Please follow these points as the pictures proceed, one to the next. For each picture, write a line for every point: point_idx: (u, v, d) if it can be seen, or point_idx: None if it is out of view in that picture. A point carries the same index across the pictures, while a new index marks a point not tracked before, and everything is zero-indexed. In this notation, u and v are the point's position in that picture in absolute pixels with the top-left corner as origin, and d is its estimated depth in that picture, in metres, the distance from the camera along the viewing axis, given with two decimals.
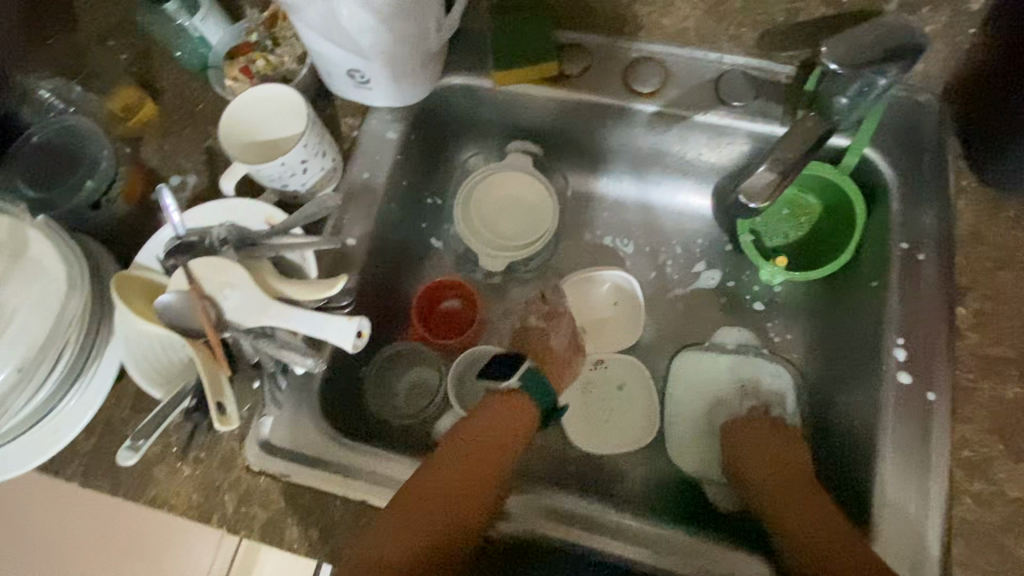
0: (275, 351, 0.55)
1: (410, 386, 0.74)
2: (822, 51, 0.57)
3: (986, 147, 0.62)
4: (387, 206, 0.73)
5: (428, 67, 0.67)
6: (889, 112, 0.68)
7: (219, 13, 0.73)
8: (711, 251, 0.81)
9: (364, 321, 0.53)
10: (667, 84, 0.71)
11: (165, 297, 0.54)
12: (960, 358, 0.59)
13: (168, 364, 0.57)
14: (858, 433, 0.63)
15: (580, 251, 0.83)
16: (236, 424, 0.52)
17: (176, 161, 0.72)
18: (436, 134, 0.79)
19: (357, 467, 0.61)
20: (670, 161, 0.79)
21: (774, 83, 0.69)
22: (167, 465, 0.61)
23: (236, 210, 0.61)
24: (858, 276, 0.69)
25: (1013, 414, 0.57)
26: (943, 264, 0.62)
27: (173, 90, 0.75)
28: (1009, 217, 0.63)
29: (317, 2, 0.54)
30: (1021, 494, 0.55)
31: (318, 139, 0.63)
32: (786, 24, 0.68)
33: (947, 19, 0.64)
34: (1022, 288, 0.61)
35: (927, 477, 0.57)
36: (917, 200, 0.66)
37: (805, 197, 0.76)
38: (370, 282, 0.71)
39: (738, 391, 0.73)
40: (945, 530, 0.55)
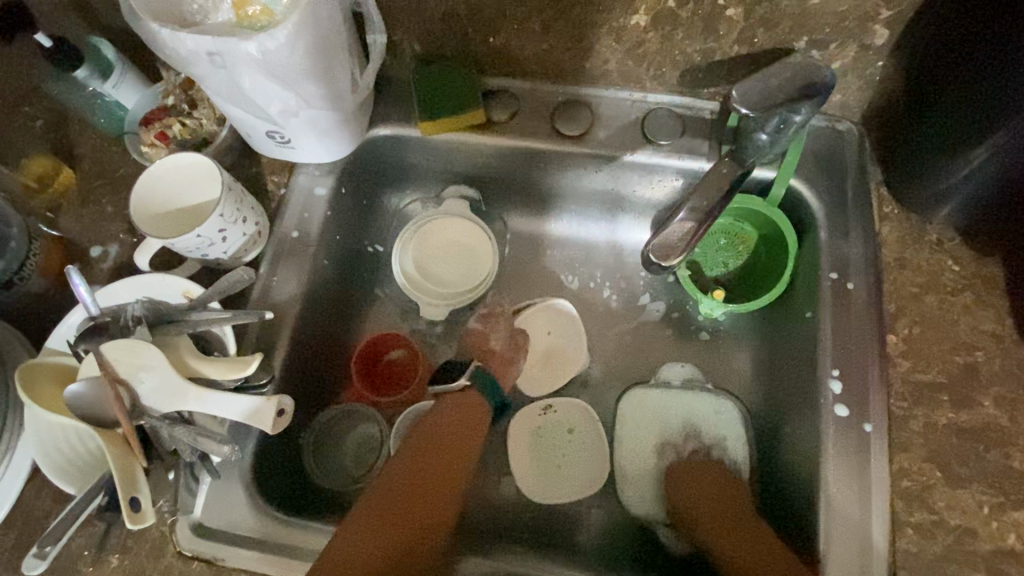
0: (192, 437, 0.53)
1: (355, 446, 0.72)
2: (733, 97, 0.57)
3: (904, 174, 0.64)
4: (320, 262, 0.71)
5: (352, 124, 0.67)
6: (811, 143, 0.69)
7: (136, 74, 0.71)
8: (656, 283, 0.80)
9: (285, 399, 0.52)
10: (595, 126, 0.71)
11: (74, 387, 0.51)
12: (893, 387, 0.60)
13: (81, 456, 0.54)
14: (804, 465, 0.63)
15: (524, 292, 0.81)
16: (152, 519, 0.49)
17: (97, 230, 0.70)
18: (369, 185, 0.77)
19: (298, 546, 0.58)
20: (606, 198, 0.77)
21: (699, 119, 0.71)
22: (92, 557, 0.57)
23: (152, 286, 0.59)
24: (796, 305, 0.69)
25: (948, 440, 0.58)
26: (870, 292, 0.64)
27: (92, 156, 0.72)
28: (931, 242, 0.64)
29: (220, 74, 0.53)
30: (961, 521, 0.55)
31: (237, 206, 0.61)
32: (705, 63, 0.66)
33: (856, 54, 0.62)
34: (947, 312, 0.62)
35: (869, 510, 0.57)
36: (843, 229, 0.67)
37: (740, 228, 0.76)
38: (306, 342, 0.70)
39: (687, 427, 0.73)
40: (891, 563, 0.55)
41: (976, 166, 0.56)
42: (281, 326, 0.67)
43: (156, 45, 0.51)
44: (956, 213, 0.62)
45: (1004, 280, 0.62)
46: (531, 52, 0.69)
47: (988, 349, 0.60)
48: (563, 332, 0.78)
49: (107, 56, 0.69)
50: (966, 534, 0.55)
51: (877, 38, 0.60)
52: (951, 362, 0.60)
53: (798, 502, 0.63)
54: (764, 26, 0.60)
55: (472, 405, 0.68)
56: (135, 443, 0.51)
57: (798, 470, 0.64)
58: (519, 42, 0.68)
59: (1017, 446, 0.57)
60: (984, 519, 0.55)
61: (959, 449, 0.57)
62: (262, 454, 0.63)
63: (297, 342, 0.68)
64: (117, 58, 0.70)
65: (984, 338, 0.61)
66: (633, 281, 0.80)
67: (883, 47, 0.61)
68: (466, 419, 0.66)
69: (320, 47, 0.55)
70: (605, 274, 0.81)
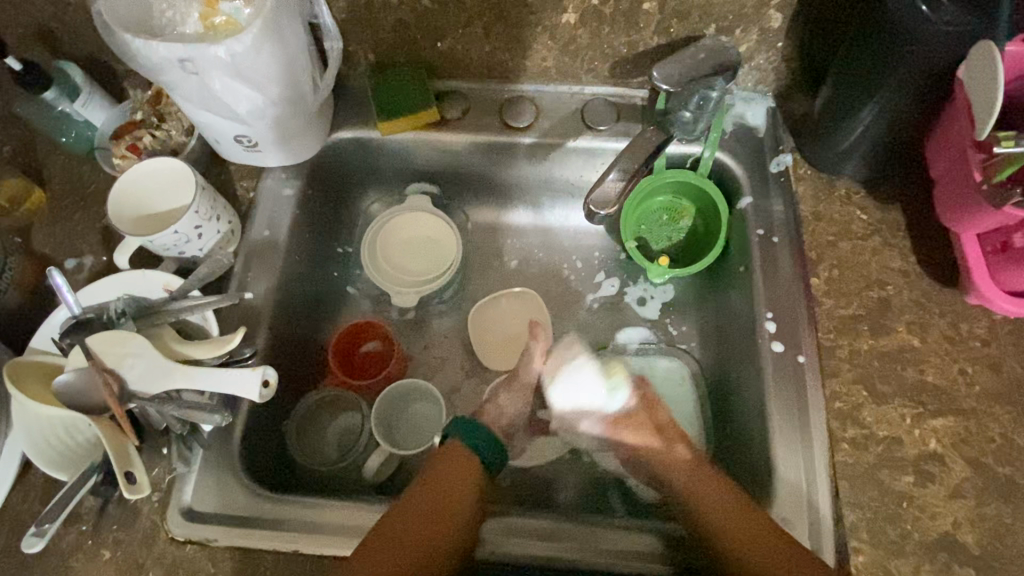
0: (182, 412, 0.56)
1: (338, 435, 0.75)
2: (653, 75, 0.65)
3: (809, 140, 0.72)
4: (292, 259, 0.75)
5: (314, 126, 0.73)
6: (730, 121, 0.77)
7: (102, 95, 0.75)
8: (609, 260, 0.86)
9: (269, 370, 0.57)
10: (539, 118, 0.78)
11: (63, 378, 0.55)
12: (820, 323, 0.67)
13: (72, 446, 0.57)
14: (751, 405, 0.70)
15: (488, 279, 0.86)
16: (147, 488, 0.53)
17: (70, 244, 0.72)
18: (334, 188, 0.81)
19: (293, 519, 0.61)
20: (557, 185, 0.84)
21: (630, 106, 0.78)
22: (84, 551, 0.58)
23: (133, 282, 0.63)
24: (734, 264, 0.76)
25: (871, 363, 0.65)
26: (794, 244, 0.71)
27: (63, 176, 0.75)
28: (842, 195, 0.72)
29: (190, 77, 0.59)
30: (888, 432, 0.62)
31: (210, 204, 0.65)
32: (630, 55, 0.74)
33: (757, 38, 0.71)
34: (861, 254, 0.69)
35: (808, 431, 0.64)
36: (766, 191, 0.75)
37: (680, 203, 0.81)
38: (282, 335, 0.73)
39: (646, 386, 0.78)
40: (832, 475, 0.61)
41: (866, 123, 0.65)
42: (257, 319, 0.70)
43: (131, 54, 0.56)
44: (858, 169, 0.71)
45: (905, 222, 0.70)
46: (475, 54, 0.76)
47: (898, 282, 0.68)
48: (526, 311, 0.82)
49: (74, 79, 0.73)
50: (894, 443, 0.62)
51: (773, 22, 0.69)
52: (868, 296, 0.68)
53: (751, 439, 0.69)
54: (677, 16, 0.69)
55: (448, 467, 0.65)
56: (128, 424, 0.54)
57: (748, 409, 0.70)
58: (464, 45, 0.74)
59: (929, 363, 0.65)
60: (907, 429, 0.62)
61: (881, 371, 0.65)
62: (249, 439, 0.66)
63: (274, 335, 0.72)
64: (84, 80, 0.74)
65: (894, 274, 0.68)
66: (588, 261, 0.86)
67: (780, 29, 0.70)
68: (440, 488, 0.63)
69: (283, 50, 0.61)
70: (562, 257, 0.86)
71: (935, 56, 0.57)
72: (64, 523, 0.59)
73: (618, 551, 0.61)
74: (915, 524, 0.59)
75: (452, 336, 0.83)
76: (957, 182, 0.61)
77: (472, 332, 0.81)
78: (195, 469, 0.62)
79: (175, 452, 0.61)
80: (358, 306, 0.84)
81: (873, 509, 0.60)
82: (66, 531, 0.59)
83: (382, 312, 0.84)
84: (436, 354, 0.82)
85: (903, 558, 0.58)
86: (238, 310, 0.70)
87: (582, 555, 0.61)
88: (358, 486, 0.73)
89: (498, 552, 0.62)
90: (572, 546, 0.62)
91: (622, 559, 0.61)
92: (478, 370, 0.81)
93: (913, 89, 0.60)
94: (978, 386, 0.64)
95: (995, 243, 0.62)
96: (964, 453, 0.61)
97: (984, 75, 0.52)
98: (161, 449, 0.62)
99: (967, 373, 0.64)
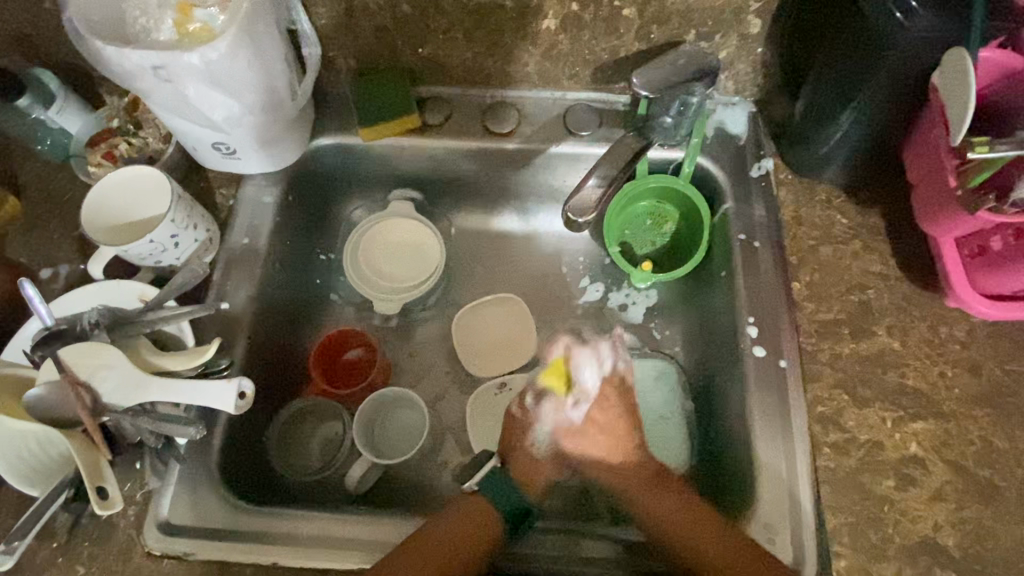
0: (155, 424, 0.55)
1: (320, 444, 0.74)
2: (635, 81, 0.64)
3: (789, 145, 0.73)
4: (272, 266, 0.74)
5: (293, 132, 0.72)
6: (712, 125, 0.78)
7: (77, 102, 0.75)
8: (593, 265, 0.86)
9: (245, 382, 0.56)
10: (521, 124, 0.78)
11: (34, 391, 0.54)
12: (802, 327, 0.67)
13: (47, 461, 0.56)
14: (733, 409, 0.70)
15: (472, 285, 0.86)
16: (118, 504, 0.52)
17: (46, 253, 0.71)
18: (316, 195, 0.81)
19: (272, 531, 0.60)
20: (540, 190, 0.83)
21: (612, 111, 0.78)
22: (58, 568, 0.57)
23: (108, 292, 0.62)
24: (717, 269, 0.76)
25: (852, 366, 0.65)
26: (775, 248, 0.72)
27: (39, 185, 0.74)
28: (822, 200, 0.72)
29: (163, 84, 0.58)
30: (869, 436, 0.62)
31: (186, 213, 0.65)
32: (612, 60, 0.74)
33: (737, 43, 0.71)
34: (841, 258, 0.70)
35: (790, 435, 0.64)
36: (747, 196, 0.75)
37: (663, 208, 0.80)
38: (261, 344, 0.72)
39: None
40: (814, 480, 0.61)
41: (845, 129, 0.65)
42: (237, 328, 0.69)
43: (102, 61, 0.56)
44: (837, 174, 0.71)
45: (884, 226, 0.71)
46: (456, 60, 0.75)
47: (878, 286, 0.68)
48: (510, 318, 0.81)
49: (49, 86, 0.72)
50: (875, 446, 0.62)
51: (752, 27, 0.69)
52: (848, 300, 0.68)
53: (734, 445, 0.69)
54: (657, 22, 0.69)
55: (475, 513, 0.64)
56: (101, 438, 0.54)
57: (731, 415, 0.70)
58: (445, 50, 0.74)
59: (909, 366, 0.65)
60: (888, 432, 0.63)
61: (862, 374, 0.65)
62: (228, 451, 0.65)
63: (254, 343, 0.71)
64: (59, 87, 0.73)
65: (874, 278, 0.69)
66: (573, 266, 0.86)
67: (759, 35, 0.70)
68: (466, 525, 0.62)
69: (260, 57, 0.60)
70: (546, 263, 0.86)
71: (910, 61, 0.57)
72: (36, 539, 0.58)
73: None
74: (897, 528, 0.59)
75: (437, 342, 0.82)
76: (933, 186, 0.62)
77: (456, 339, 0.80)
78: (170, 483, 0.61)
79: (149, 465, 0.61)
80: (341, 313, 0.83)
81: (854, 513, 0.60)
82: (39, 546, 0.58)
83: (365, 320, 0.83)
84: (420, 361, 0.81)
85: (886, 563, 0.58)
86: (216, 319, 0.69)
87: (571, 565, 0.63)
88: (340, 496, 0.72)
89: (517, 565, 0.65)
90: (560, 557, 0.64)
91: None
92: (462, 377, 0.81)
93: (890, 94, 0.61)
94: (958, 388, 0.64)
95: (973, 247, 0.63)
96: (944, 455, 0.62)
97: (957, 80, 0.53)
98: (135, 463, 0.61)
99: (947, 375, 0.64)
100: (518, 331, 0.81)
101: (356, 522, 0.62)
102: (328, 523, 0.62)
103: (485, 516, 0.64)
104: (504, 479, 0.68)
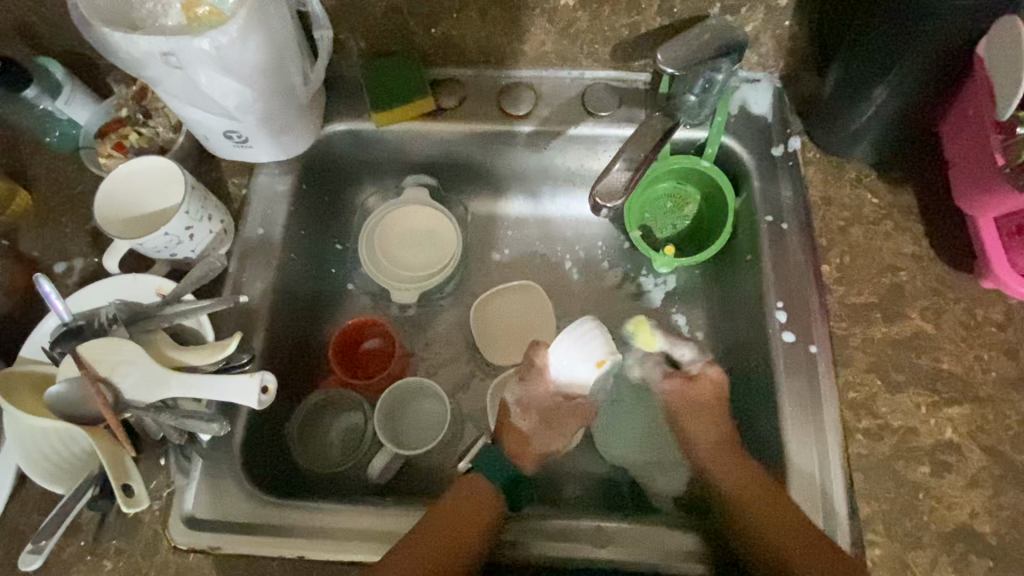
0: (178, 420, 0.55)
1: (341, 436, 0.74)
2: (659, 60, 0.62)
3: (817, 122, 0.70)
4: (288, 256, 0.73)
5: (306, 118, 0.70)
6: (735, 103, 0.75)
7: (84, 92, 0.73)
8: (612, 250, 0.84)
9: (266, 375, 0.55)
10: (538, 105, 0.76)
11: (56, 388, 0.54)
12: (832, 311, 0.65)
13: (68, 459, 0.56)
14: (760, 395, 0.68)
15: (488, 272, 0.84)
16: (145, 500, 0.52)
17: (60, 247, 0.70)
18: (329, 183, 0.79)
19: (299, 524, 0.59)
20: (558, 173, 0.81)
21: (633, 90, 0.76)
22: (85, 563, 0.57)
23: (125, 287, 0.62)
24: (741, 252, 0.74)
25: (884, 351, 0.63)
26: (804, 229, 0.69)
27: (50, 177, 0.73)
28: (852, 178, 0.70)
29: (174, 71, 0.56)
30: (903, 422, 0.61)
31: (200, 203, 0.63)
32: (632, 37, 0.71)
33: (764, 16, 0.68)
34: (873, 239, 0.68)
35: (820, 422, 0.62)
36: (773, 176, 0.72)
37: (684, 189, 0.78)
38: (279, 336, 0.71)
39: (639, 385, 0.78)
40: (846, 467, 0.60)
41: (878, 105, 0.63)
42: (253, 321, 0.68)
43: (110, 48, 0.54)
44: (868, 151, 0.69)
45: (917, 205, 0.68)
46: (472, 40, 0.73)
47: (911, 268, 0.66)
48: (530, 305, 0.80)
49: (54, 74, 0.71)
50: (909, 432, 0.61)
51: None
52: (881, 283, 0.66)
53: (763, 433, 0.67)
54: None
55: (477, 491, 0.65)
56: (123, 435, 0.53)
57: (759, 401, 0.68)
58: (458, 30, 0.72)
59: (943, 350, 0.63)
60: (923, 418, 0.61)
61: (894, 358, 0.63)
62: (250, 443, 0.65)
63: (272, 335, 0.70)
64: (66, 77, 0.71)
65: (906, 259, 0.66)
66: (593, 251, 0.84)
67: (787, 7, 0.67)
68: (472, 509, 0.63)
69: (271, 40, 0.59)
70: (564, 249, 0.84)
71: (953, 31, 0.54)
72: (63, 535, 0.58)
73: (634, 550, 0.61)
74: (932, 515, 0.58)
75: (454, 331, 0.81)
76: (973, 164, 0.59)
77: (476, 330, 0.78)
78: (195, 478, 0.61)
79: (174, 462, 0.61)
80: (357, 303, 0.82)
81: (888, 501, 0.58)
82: (66, 542, 0.57)
83: (382, 310, 0.82)
84: (438, 350, 0.80)
85: (921, 551, 0.57)
86: (233, 312, 0.68)
87: (600, 555, 0.61)
88: (362, 487, 0.71)
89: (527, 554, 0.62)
90: (583, 544, 0.62)
91: (638, 556, 0.60)
92: (482, 366, 0.79)
93: (928, 66, 0.58)
94: (994, 372, 0.62)
95: (1010, 226, 0.61)
96: (980, 441, 0.60)
97: (1006, 53, 0.50)
98: (157, 459, 0.61)
99: (983, 359, 0.63)
100: (535, 319, 0.79)
101: (380, 513, 0.61)
102: (350, 515, 0.61)
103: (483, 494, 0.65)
104: (497, 452, 0.69)
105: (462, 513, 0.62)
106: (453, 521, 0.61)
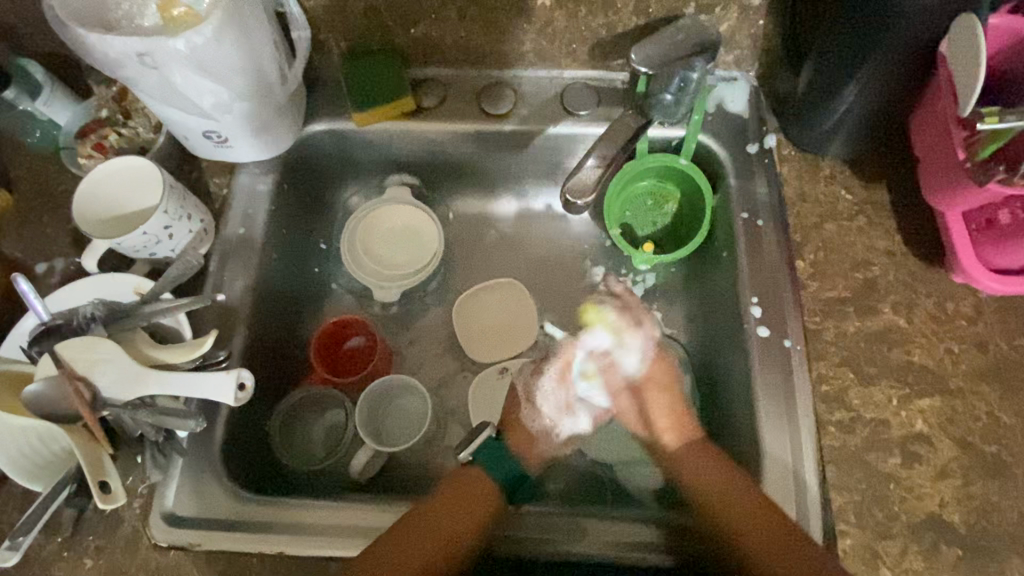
0: (156, 418, 0.55)
1: (324, 434, 0.74)
2: (632, 58, 0.63)
3: (791, 119, 0.71)
4: (269, 255, 0.73)
5: (287, 117, 0.70)
6: (712, 102, 0.76)
7: (64, 92, 0.73)
8: (594, 248, 0.85)
9: (243, 372, 0.56)
10: (518, 104, 0.76)
11: (34, 387, 0.54)
12: (806, 306, 0.66)
13: (48, 456, 0.57)
14: (737, 389, 0.69)
15: (471, 269, 0.84)
16: (121, 497, 0.53)
17: (40, 247, 0.70)
18: (310, 183, 0.79)
19: (277, 521, 0.60)
20: (541, 172, 0.82)
21: (611, 89, 0.77)
22: (64, 561, 0.57)
23: (103, 286, 0.62)
24: (719, 248, 0.75)
25: (857, 344, 0.64)
26: (779, 226, 0.70)
27: (31, 177, 0.73)
28: (826, 174, 0.71)
29: (149, 70, 0.57)
30: (875, 414, 0.62)
31: (179, 203, 0.64)
32: (609, 37, 0.72)
33: (738, 17, 0.69)
34: (847, 236, 0.69)
35: (794, 415, 0.63)
36: (749, 173, 0.73)
37: (664, 187, 0.78)
38: (261, 335, 0.72)
39: None
40: (818, 459, 0.61)
41: (849, 102, 0.64)
42: (233, 319, 0.69)
43: (87, 49, 0.54)
44: (841, 148, 0.70)
45: (889, 201, 0.69)
46: (450, 39, 0.73)
47: (884, 263, 0.67)
48: (511, 300, 0.80)
49: (34, 75, 0.71)
50: (881, 424, 0.61)
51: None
52: (854, 278, 0.67)
53: (739, 427, 0.68)
54: None
55: (477, 485, 0.64)
56: (100, 435, 0.54)
57: (735, 394, 0.69)
58: (438, 30, 0.72)
59: (915, 342, 0.64)
60: (894, 410, 0.62)
61: (866, 351, 0.64)
62: (231, 440, 0.65)
63: (253, 333, 0.70)
64: (46, 77, 0.72)
65: (879, 254, 0.68)
66: (575, 248, 0.85)
67: (760, 7, 0.68)
68: (467, 503, 0.63)
69: (247, 40, 0.60)
70: (547, 246, 0.85)
71: (915, 31, 0.56)
72: (42, 533, 0.58)
73: (607, 544, 0.62)
74: (904, 506, 0.59)
75: (438, 329, 0.82)
76: (939, 159, 0.61)
77: (458, 325, 0.79)
78: (173, 475, 0.61)
79: (150, 459, 0.60)
80: (340, 302, 0.82)
81: (860, 492, 0.59)
82: (45, 540, 0.58)
83: (365, 308, 0.82)
84: (421, 348, 0.81)
85: (891, 540, 0.58)
86: (214, 310, 0.69)
87: (579, 549, 0.62)
88: (345, 482, 0.73)
89: (499, 548, 0.63)
90: (561, 538, 0.62)
91: (613, 550, 0.61)
92: (464, 364, 0.80)
93: (894, 63, 0.59)
94: (965, 364, 0.63)
95: (980, 221, 0.62)
96: (951, 432, 0.61)
97: (969, 51, 0.52)
98: (135, 456, 0.61)
99: (953, 352, 0.64)
100: (515, 316, 0.80)
101: (362, 507, 0.62)
102: (331, 510, 0.61)
103: (476, 488, 0.64)
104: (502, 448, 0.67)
105: (457, 510, 0.62)
106: (443, 521, 0.61)
